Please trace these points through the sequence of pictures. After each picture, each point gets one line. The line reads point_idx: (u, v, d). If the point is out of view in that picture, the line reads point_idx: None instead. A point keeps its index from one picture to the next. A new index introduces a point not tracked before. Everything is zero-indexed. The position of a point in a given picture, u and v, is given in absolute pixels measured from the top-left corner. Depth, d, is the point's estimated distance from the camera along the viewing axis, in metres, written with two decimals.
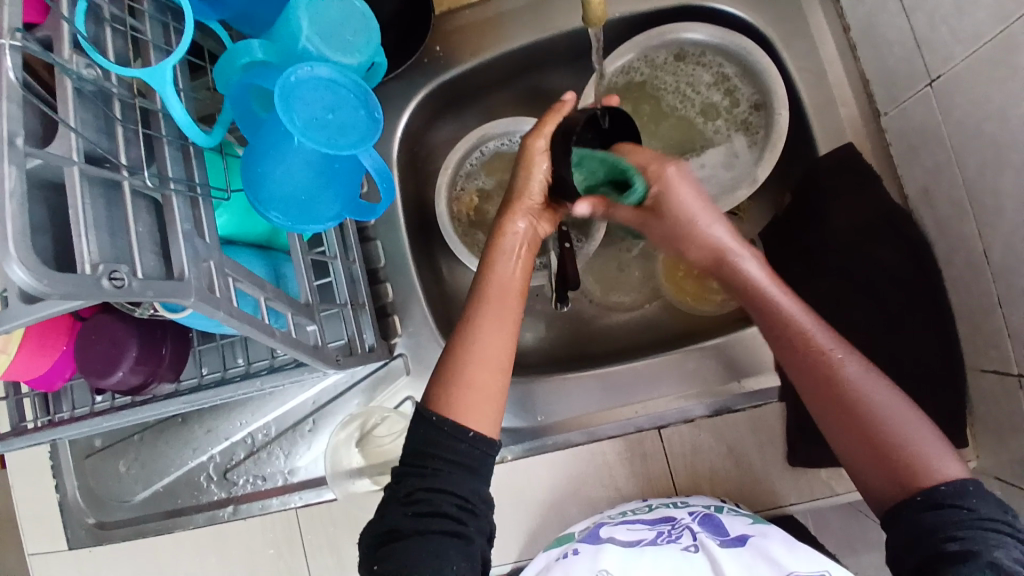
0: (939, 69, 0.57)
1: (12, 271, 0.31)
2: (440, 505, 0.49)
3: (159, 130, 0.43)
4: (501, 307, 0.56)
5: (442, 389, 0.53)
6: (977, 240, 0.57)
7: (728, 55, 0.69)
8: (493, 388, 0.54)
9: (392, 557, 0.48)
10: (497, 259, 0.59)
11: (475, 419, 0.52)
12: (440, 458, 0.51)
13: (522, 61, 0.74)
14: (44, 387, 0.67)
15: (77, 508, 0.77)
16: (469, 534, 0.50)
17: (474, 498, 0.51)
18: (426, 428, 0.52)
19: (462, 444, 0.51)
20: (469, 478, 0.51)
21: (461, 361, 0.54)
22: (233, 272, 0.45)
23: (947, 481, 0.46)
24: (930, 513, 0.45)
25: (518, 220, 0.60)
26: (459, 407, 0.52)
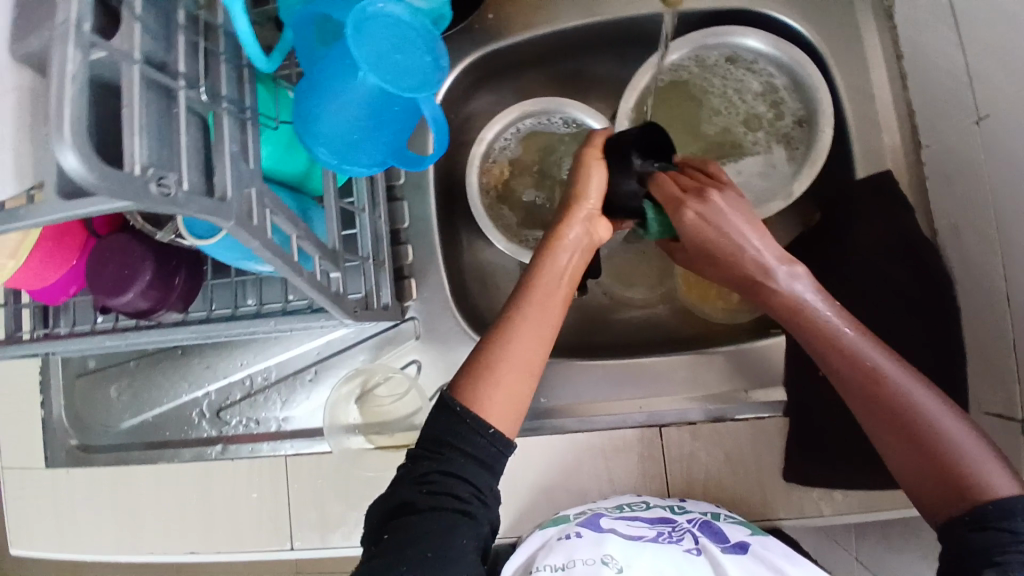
0: (989, 106, 0.57)
1: (65, 158, 0.30)
2: (454, 488, 0.49)
3: (218, 46, 0.42)
4: (544, 318, 0.55)
5: (468, 380, 0.52)
6: (1002, 280, 0.58)
7: (782, 64, 0.68)
8: (519, 392, 0.53)
9: (403, 530, 0.47)
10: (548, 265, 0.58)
11: (497, 417, 0.51)
12: (457, 449, 0.50)
13: (572, 42, 0.73)
14: (46, 300, 0.66)
15: (60, 429, 0.76)
16: (477, 515, 0.49)
17: (487, 489, 0.50)
18: (448, 417, 0.51)
19: (482, 438, 0.50)
20: (484, 473, 0.50)
21: (492, 360, 0.53)
22: (272, 204, 0.44)
23: (995, 500, 0.46)
24: (976, 535, 0.45)
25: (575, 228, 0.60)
26: (487, 405, 0.51)
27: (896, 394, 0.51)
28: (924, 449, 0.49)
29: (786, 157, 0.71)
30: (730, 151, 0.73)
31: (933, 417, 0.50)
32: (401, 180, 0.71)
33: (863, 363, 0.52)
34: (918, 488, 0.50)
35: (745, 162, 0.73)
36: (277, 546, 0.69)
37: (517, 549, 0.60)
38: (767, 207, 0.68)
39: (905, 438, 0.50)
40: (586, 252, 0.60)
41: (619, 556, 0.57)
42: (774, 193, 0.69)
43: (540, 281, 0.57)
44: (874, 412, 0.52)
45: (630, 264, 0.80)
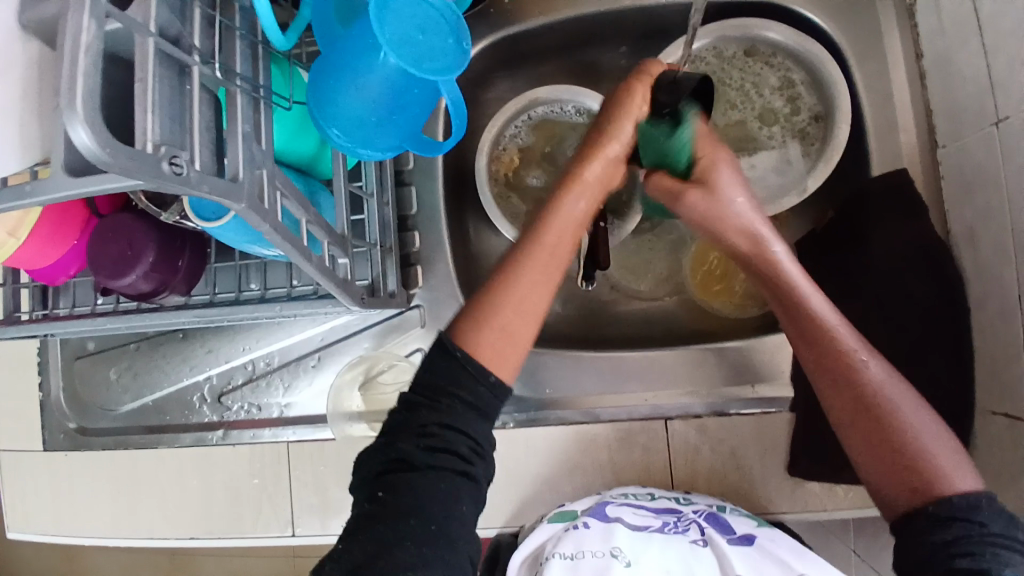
0: (1009, 110, 0.56)
1: (75, 131, 0.29)
2: (455, 444, 0.45)
3: (233, 21, 0.41)
4: (551, 260, 0.50)
5: (468, 323, 0.48)
6: (1015, 284, 0.57)
7: (801, 59, 0.68)
8: (518, 337, 0.48)
9: (398, 487, 0.44)
10: (567, 200, 0.53)
11: (495, 364, 0.48)
12: (457, 397, 0.46)
13: (588, 30, 0.72)
14: (45, 280, 0.64)
15: (58, 410, 0.75)
16: (477, 475, 0.46)
17: (486, 443, 0.47)
18: (447, 362, 0.47)
19: (482, 388, 0.47)
20: (484, 422, 0.47)
21: (494, 303, 0.48)
22: (283, 186, 0.43)
23: (961, 494, 0.45)
24: (942, 527, 0.44)
25: (597, 166, 0.54)
26: (487, 349, 0.47)
27: (867, 380, 0.50)
28: (893, 448, 0.48)
29: (802, 153, 0.70)
30: (744, 145, 0.72)
31: (899, 403, 0.49)
32: (410, 165, 0.69)
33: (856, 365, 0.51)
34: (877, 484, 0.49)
35: (759, 157, 0.71)
36: (278, 532, 0.69)
37: (524, 539, 0.60)
38: (780, 203, 0.68)
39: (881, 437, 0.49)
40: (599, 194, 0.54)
41: (627, 548, 0.57)
42: (788, 189, 0.68)
43: (551, 226, 0.51)
44: (846, 399, 0.50)
45: (639, 254, 0.79)
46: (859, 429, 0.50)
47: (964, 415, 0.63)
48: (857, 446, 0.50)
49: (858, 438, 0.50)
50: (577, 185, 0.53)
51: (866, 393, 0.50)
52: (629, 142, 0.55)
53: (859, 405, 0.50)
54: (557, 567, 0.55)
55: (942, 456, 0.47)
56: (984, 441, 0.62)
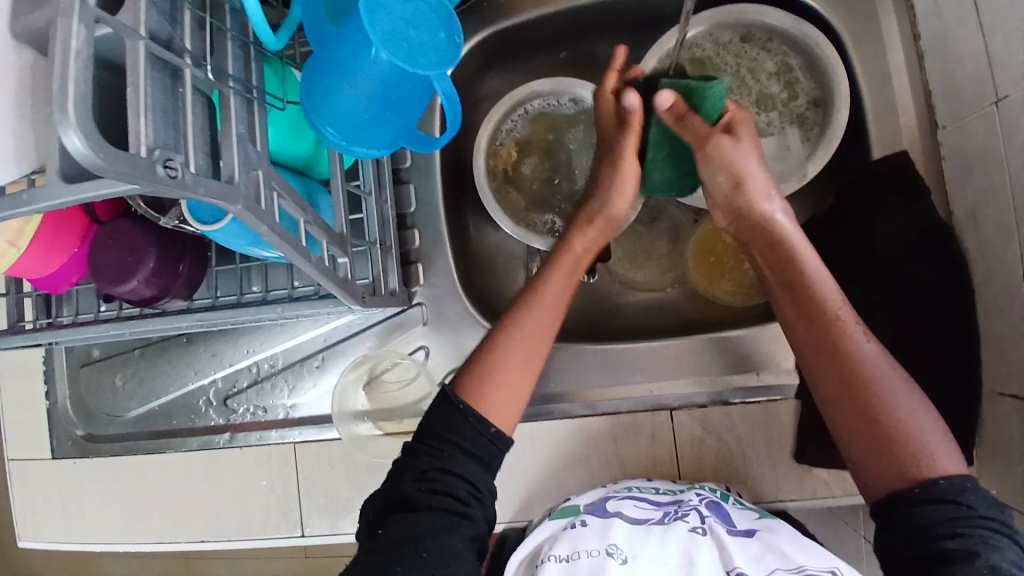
0: (1009, 88, 0.56)
1: (68, 138, 0.29)
2: (454, 487, 0.49)
3: (223, 22, 0.40)
4: (551, 317, 0.57)
5: (469, 380, 0.53)
6: (1018, 265, 0.57)
7: (797, 44, 0.68)
8: (520, 391, 0.54)
9: (399, 525, 0.48)
10: (561, 262, 0.60)
11: (497, 416, 0.53)
12: (457, 445, 0.51)
13: (581, 21, 0.71)
14: (48, 288, 0.65)
15: (65, 418, 0.75)
16: (475, 516, 0.50)
17: (485, 488, 0.51)
18: (449, 412, 0.52)
19: (483, 438, 0.51)
20: (481, 470, 0.51)
21: (495, 360, 0.54)
22: (279, 187, 0.43)
23: (947, 477, 0.46)
24: (930, 507, 0.45)
25: (586, 234, 0.62)
26: (488, 403, 0.53)
27: (858, 360, 0.51)
28: (877, 428, 0.48)
29: (800, 139, 0.69)
30: None
31: (890, 398, 0.49)
32: (407, 163, 0.69)
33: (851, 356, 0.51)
34: (861, 468, 0.49)
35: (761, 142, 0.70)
36: (287, 533, 0.69)
37: (524, 542, 0.59)
38: (779, 189, 0.68)
39: (860, 416, 0.49)
40: (599, 243, 0.63)
41: (623, 546, 0.55)
42: (788, 175, 0.68)
43: (552, 282, 0.58)
44: (836, 380, 0.51)
45: (640, 245, 0.79)
46: (852, 426, 0.50)
47: (970, 398, 0.62)
48: (840, 417, 0.50)
49: (845, 414, 0.50)
50: (568, 254, 0.60)
51: (855, 374, 0.50)
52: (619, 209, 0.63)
53: (846, 381, 0.50)
54: (552, 567, 0.53)
55: (931, 438, 0.48)
56: (992, 423, 0.61)
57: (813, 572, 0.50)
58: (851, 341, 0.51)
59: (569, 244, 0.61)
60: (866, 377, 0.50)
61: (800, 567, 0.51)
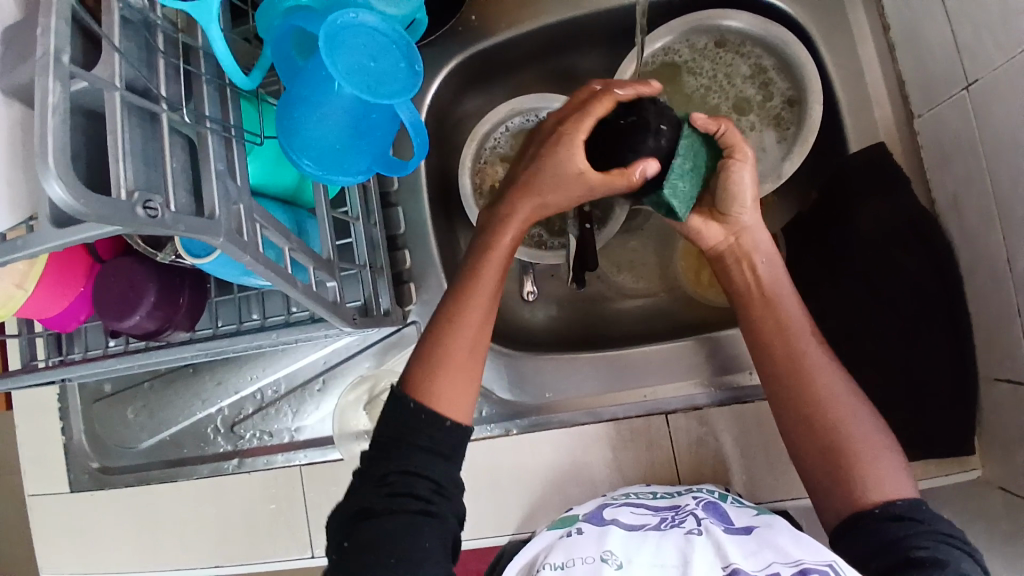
0: (978, 73, 0.57)
1: (51, 187, 0.31)
2: (415, 487, 0.51)
3: (199, 67, 0.43)
4: (487, 309, 0.57)
5: (421, 374, 0.54)
6: (1001, 248, 0.57)
7: (768, 45, 0.69)
8: (469, 374, 0.55)
9: (366, 533, 0.49)
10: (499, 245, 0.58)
11: (451, 406, 0.53)
12: (415, 445, 0.52)
13: (556, 38, 0.73)
14: (57, 327, 0.67)
15: (80, 453, 0.77)
16: (439, 512, 0.51)
17: (447, 483, 0.52)
18: (405, 416, 0.53)
19: (439, 431, 0.52)
20: (445, 465, 0.52)
21: (443, 354, 0.55)
22: (262, 219, 0.45)
23: (902, 497, 0.51)
24: (894, 524, 0.49)
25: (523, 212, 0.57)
26: (441, 397, 0.53)
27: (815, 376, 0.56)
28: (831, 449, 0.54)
29: (777, 140, 0.70)
30: None
31: (845, 413, 0.54)
32: (395, 186, 0.72)
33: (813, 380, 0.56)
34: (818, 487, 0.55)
35: None
36: (299, 553, 0.71)
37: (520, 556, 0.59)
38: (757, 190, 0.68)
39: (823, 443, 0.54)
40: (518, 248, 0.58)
41: (619, 552, 0.54)
42: (765, 176, 0.69)
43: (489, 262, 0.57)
44: (786, 390, 0.57)
45: (630, 251, 0.80)
46: (811, 446, 0.55)
47: (965, 384, 0.62)
48: (794, 428, 0.56)
49: (798, 423, 0.56)
50: (501, 242, 0.57)
51: (809, 390, 0.56)
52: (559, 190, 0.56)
53: (800, 400, 0.56)
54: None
55: (879, 456, 0.53)
56: (989, 408, 0.61)
57: (812, 566, 0.48)
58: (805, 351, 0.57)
59: (508, 225, 0.57)
60: (819, 393, 0.55)
61: (798, 561, 0.49)
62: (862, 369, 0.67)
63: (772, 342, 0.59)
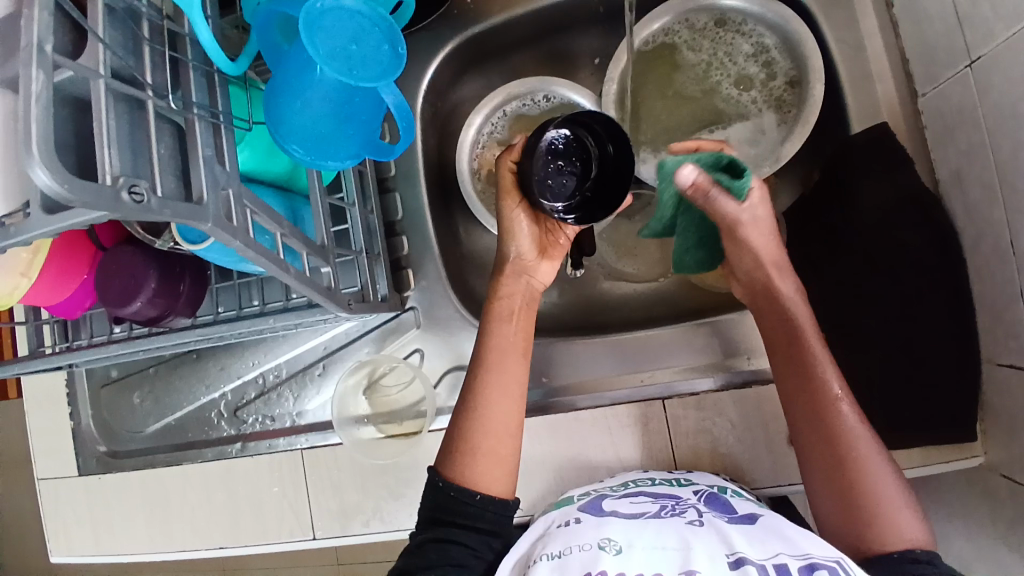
0: (980, 47, 0.55)
1: (35, 174, 0.31)
2: (450, 547, 0.55)
3: (186, 54, 0.43)
4: (512, 379, 0.60)
5: (453, 459, 0.58)
6: (1005, 228, 0.56)
7: (768, 23, 0.67)
8: (503, 454, 0.58)
9: None
10: (495, 332, 0.62)
11: (486, 483, 0.57)
12: (454, 523, 0.56)
13: (553, 20, 0.72)
14: (63, 315, 0.68)
15: (90, 437, 0.79)
16: (473, 567, 0.55)
17: (483, 547, 0.56)
18: (443, 498, 0.57)
19: (472, 507, 0.56)
20: (484, 536, 0.56)
21: (467, 436, 0.58)
22: (252, 204, 0.46)
23: (921, 547, 0.50)
24: (909, 566, 0.48)
25: (509, 281, 0.64)
26: (473, 476, 0.57)
27: (850, 442, 0.53)
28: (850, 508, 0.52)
29: (777, 122, 0.70)
30: (720, 118, 0.72)
31: (880, 479, 0.52)
32: (392, 172, 0.72)
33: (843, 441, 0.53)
34: (835, 535, 0.53)
35: (733, 130, 0.71)
36: (302, 536, 0.72)
37: (515, 542, 0.58)
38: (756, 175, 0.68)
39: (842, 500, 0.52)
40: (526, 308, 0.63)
41: (618, 539, 0.53)
42: (763, 160, 0.68)
43: (490, 352, 0.61)
44: (816, 452, 0.54)
45: (630, 235, 0.79)
46: (827, 500, 0.53)
47: (969, 367, 0.61)
48: (818, 488, 0.54)
49: (817, 476, 0.54)
50: (501, 311, 0.63)
51: (846, 456, 0.53)
52: (527, 247, 0.65)
53: (828, 462, 0.53)
54: (543, 566, 0.52)
55: (902, 513, 0.51)
56: (992, 390, 0.60)
57: (819, 561, 0.47)
58: (842, 419, 0.53)
59: (501, 293, 0.64)
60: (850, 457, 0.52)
61: (804, 554, 0.48)
62: (862, 354, 0.66)
63: (805, 406, 0.55)
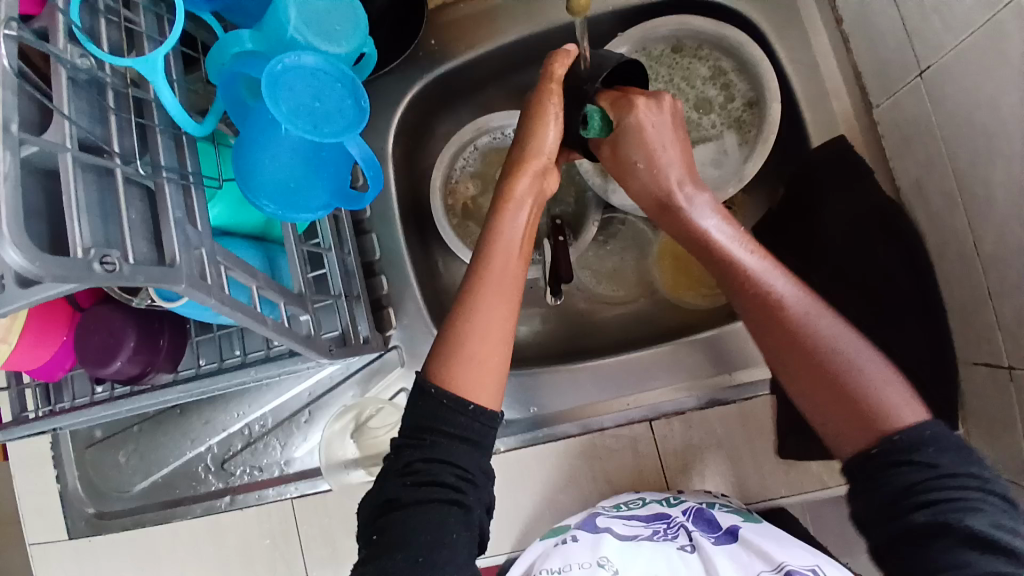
0: (930, 59, 0.57)
1: (6, 253, 0.32)
2: (441, 475, 0.49)
3: (152, 119, 0.44)
4: (506, 283, 0.56)
5: (442, 362, 0.52)
6: (968, 232, 0.57)
7: (724, 47, 0.69)
8: (492, 361, 0.53)
9: (391, 528, 0.49)
10: (501, 239, 0.57)
11: (477, 393, 0.52)
12: (438, 431, 0.51)
13: (516, 56, 0.74)
14: (45, 377, 0.67)
15: (76, 498, 0.78)
16: (469, 502, 0.50)
17: (474, 469, 0.50)
18: (425, 402, 0.52)
19: (463, 417, 0.51)
20: (471, 451, 0.51)
21: (462, 338, 0.53)
22: (225, 260, 0.46)
23: (904, 431, 0.46)
24: (897, 471, 0.45)
25: (526, 180, 0.60)
26: (460, 382, 0.52)
27: (790, 314, 0.51)
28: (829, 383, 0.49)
29: (738, 142, 0.71)
30: None
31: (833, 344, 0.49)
32: (368, 214, 0.72)
33: (790, 315, 0.51)
34: (821, 420, 0.50)
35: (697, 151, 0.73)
36: None
37: (516, 564, 0.60)
38: (722, 195, 0.69)
39: (815, 381, 0.49)
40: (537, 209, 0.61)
41: (615, 559, 0.55)
42: (728, 180, 0.70)
43: (494, 259, 0.56)
44: (765, 334, 0.52)
45: (606, 259, 0.81)
46: (811, 391, 0.50)
47: (945, 370, 0.62)
48: (784, 373, 0.51)
49: (788, 364, 0.51)
50: (506, 211, 0.59)
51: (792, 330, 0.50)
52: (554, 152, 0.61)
53: (781, 341, 0.51)
54: None
55: (882, 379, 0.48)
56: (970, 390, 0.61)
57: (796, 569, 0.50)
58: (776, 295, 0.52)
59: (515, 193, 0.59)
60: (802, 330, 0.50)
61: (782, 564, 0.51)
62: None
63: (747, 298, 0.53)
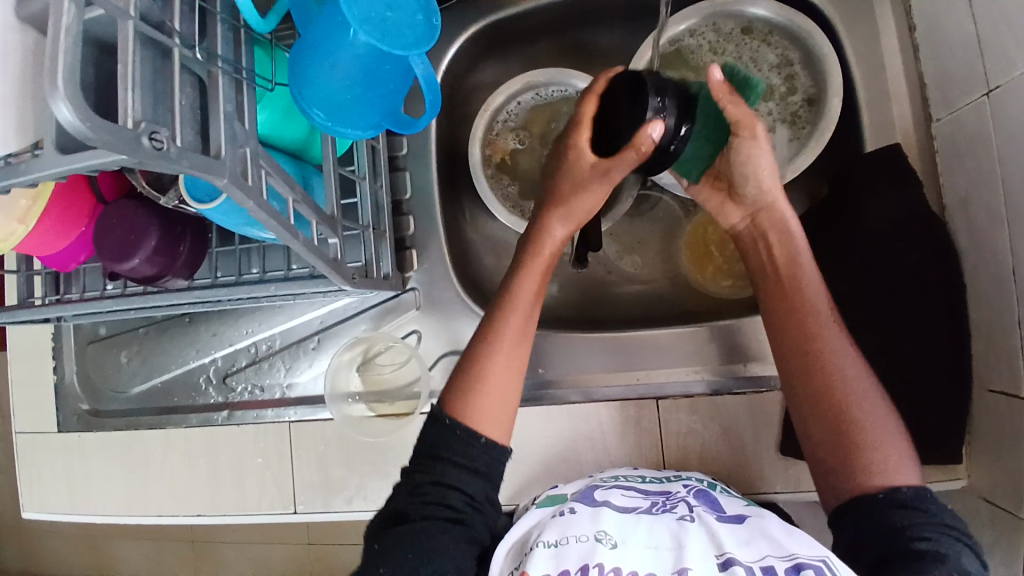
0: (999, 78, 0.55)
1: (58, 108, 0.30)
2: (448, 497, 0.51)
3: (214, 5, 0.43)
4: (524, 323, 0.58)
5: (460, 395, 0.55)
6: (1008, 255, 0.56)
7: (796, 36, 0.68)
8: (503, 395, 0.56)
9: (391, 534, 0.50)
10: (525, 274, 0.60)
11: (486, 425, 0.54)
12: (448, 460, 0.53)
13: (579, 11, 0.72)
14: (57, 266, 0.66)
15: (72, 394, 0.78)
16: (470, 522, 0.51)
17: (481, 498, 0.52)
18: (440, 431, 0.54)
19: (473, 448, 0.53)
20: (478, 481, 0.53)
21: (481, 375, 0.56)
22: (267, 165, 0.45)
23: (909, 486, 0.49)
24: (897, 513, 0.48)
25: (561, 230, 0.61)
26: (475, 413, 0.54)
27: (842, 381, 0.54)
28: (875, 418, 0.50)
29: (789, 137, 0.70)
30: None
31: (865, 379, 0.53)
32: (403, 150, 0.71)
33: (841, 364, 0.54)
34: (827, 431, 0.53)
35: None
36: (282, 509, 0.71)
37: (514, 524, 0.59)
38: None
39: (849, 425, 0.52)
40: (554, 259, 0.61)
41: (613, 532, 0.54)
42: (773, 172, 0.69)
43: (517, 301, 0.58)
44: (812, 381, 0.54)
45: (636, 235, 0.80)
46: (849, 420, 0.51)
47: (961, 392, 0.62)
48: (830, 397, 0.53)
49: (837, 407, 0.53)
50: (539, 257, 0.60)
51: None
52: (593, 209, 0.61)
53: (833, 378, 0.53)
54: (541, 554, 0.51)
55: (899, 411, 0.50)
56: (981, 415, 0.61)
57: (805, 561, 0.48)
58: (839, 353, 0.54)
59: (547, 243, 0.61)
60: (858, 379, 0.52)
61: (793, 555, 0.49)
62: None
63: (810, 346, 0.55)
